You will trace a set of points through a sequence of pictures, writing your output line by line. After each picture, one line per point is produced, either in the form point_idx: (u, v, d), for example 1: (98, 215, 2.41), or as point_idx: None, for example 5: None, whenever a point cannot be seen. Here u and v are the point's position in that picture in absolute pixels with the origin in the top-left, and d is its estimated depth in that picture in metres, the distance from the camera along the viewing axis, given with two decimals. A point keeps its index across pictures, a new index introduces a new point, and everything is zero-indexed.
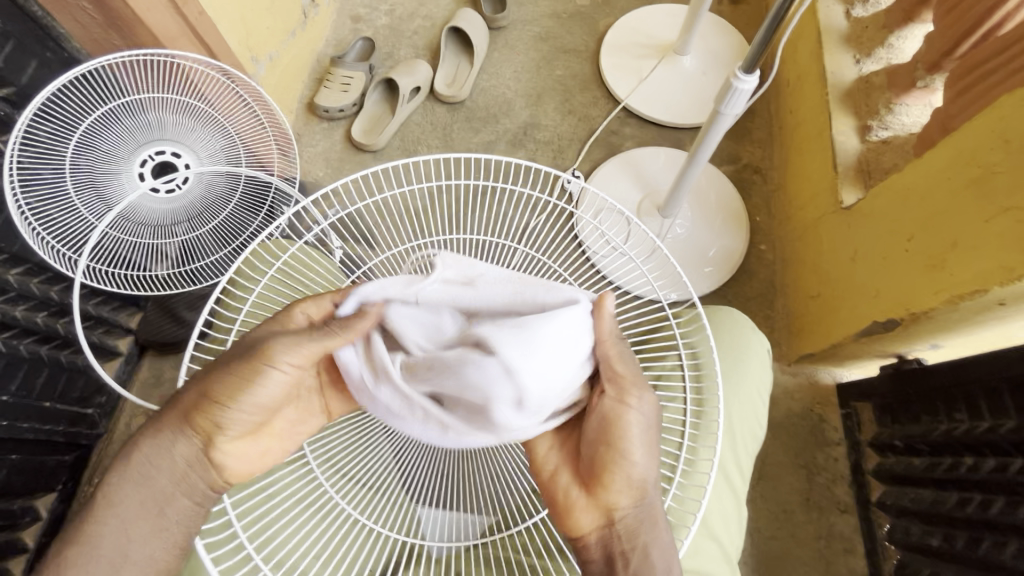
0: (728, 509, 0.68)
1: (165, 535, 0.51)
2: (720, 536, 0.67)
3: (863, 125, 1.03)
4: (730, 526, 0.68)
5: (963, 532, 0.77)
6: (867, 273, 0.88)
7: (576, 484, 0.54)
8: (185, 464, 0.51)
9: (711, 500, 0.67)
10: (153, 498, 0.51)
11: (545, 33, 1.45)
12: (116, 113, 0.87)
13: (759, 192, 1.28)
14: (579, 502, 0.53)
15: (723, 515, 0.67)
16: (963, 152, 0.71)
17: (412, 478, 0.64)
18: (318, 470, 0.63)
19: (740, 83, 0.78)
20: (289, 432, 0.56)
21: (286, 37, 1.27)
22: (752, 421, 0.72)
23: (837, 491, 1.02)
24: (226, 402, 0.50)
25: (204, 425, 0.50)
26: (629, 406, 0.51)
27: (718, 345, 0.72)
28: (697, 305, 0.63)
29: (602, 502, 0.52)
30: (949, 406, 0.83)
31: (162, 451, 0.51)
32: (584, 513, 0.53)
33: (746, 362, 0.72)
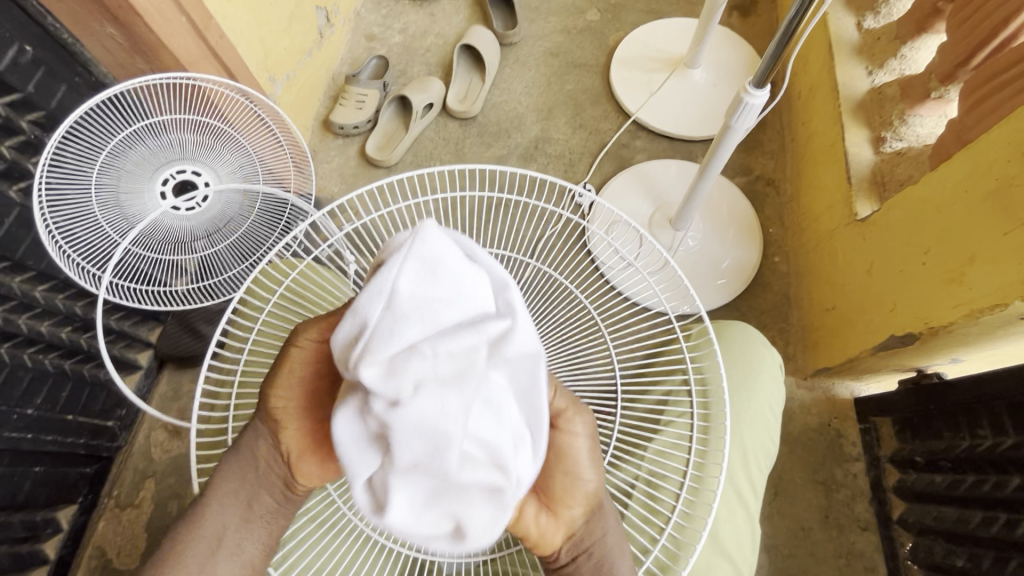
0: (742, 527, 0.67)
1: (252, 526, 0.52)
2: (734, 554, 0.66)
3: (876, 136, 1.02)
4: (744, 545, 0.67)
5: (989, 552, 0.75)
6: (884, 286, 0.87)
7: (541, 508, 0.48)
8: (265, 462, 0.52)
9: (723, 517, 0.66)
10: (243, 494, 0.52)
11: (555, 49, 1.47)
12: (140, 135, 0.91)
13: (772, 203, 1.27)
14: (546, 525, 0.48)
15: (735, 535, 0.66)
16: (980, 165, 0.70)
17: None
18: (329, 486, 0.63)
19: (751, 98, 0.78)
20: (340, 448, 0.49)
21: (303, 57, 1.30)
22: (765, 438, 0.71)
23: (857, 508, 1.00)
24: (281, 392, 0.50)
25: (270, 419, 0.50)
26: (575, 432, 0.49)
27: (728, 361, 0.72)
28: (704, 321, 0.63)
29: (566, 519, 0.49)
30: (971, 422, 0.81)
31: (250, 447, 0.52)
32: (555, 534, 0.49)
33: (757, 378, 0.72)
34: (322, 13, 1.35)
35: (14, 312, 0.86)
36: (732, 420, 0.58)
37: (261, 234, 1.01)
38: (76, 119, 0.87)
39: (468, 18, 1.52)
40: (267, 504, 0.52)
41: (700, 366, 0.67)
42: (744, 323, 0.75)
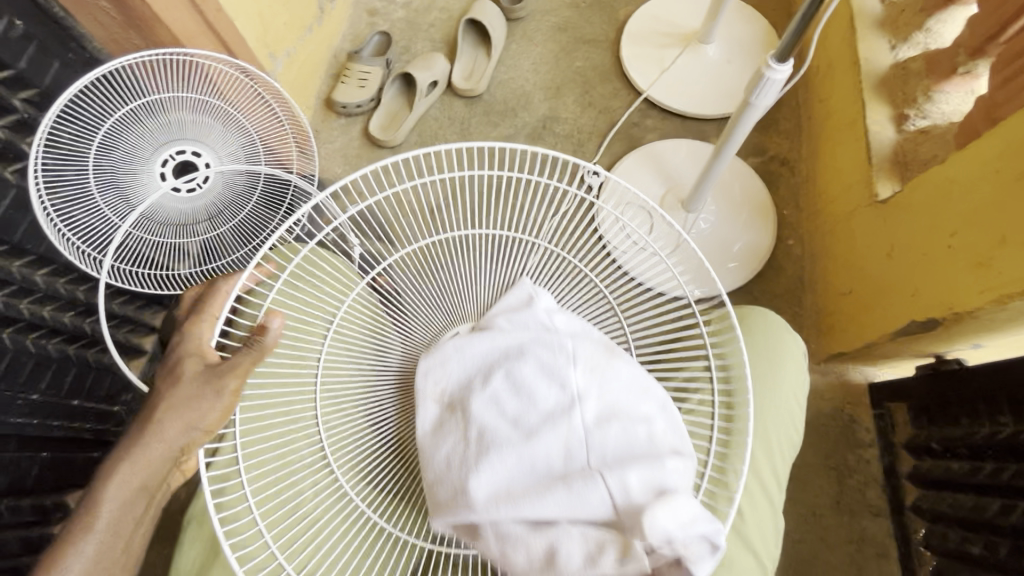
0: (763, 516, 0.66)
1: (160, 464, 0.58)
2: (753, 545, 0.64)
3: (899, 114, 0.99)
4: (766, 535, 0.65)
5: (1007, 539, 0.74)
6: (904, 270, 0.85)
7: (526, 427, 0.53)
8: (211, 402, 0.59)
9: (744, 506, 0.65)
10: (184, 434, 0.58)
11: (563, 24, 1.42)
12: (138, 114, 0.88)
13: (787, 185, 1.24)
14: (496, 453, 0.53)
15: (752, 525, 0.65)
16: (1013, 143, 0.67)
17: None
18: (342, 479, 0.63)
19: (773, 73, 0.75)
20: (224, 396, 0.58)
21: (303, 33, 1.26)
22: (788, 425, 0.69)
23: (870, 494, 0.99)
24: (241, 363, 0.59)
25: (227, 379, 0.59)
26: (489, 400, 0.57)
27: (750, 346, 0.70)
28: (729, 306, 0.61)
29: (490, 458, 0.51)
30: (992, 409, 0.79)
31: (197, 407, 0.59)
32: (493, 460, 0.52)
33: (779, 365, 0.70)
34: None
35: (14, 296, 0.85)
36: (753, 406, 0.57)
37: (263, 218, 0.98)
38: (71, 95, 0.84)
39: None
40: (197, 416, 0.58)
41: (723, 350, 0.65)
42: (767, 310, 0.73)
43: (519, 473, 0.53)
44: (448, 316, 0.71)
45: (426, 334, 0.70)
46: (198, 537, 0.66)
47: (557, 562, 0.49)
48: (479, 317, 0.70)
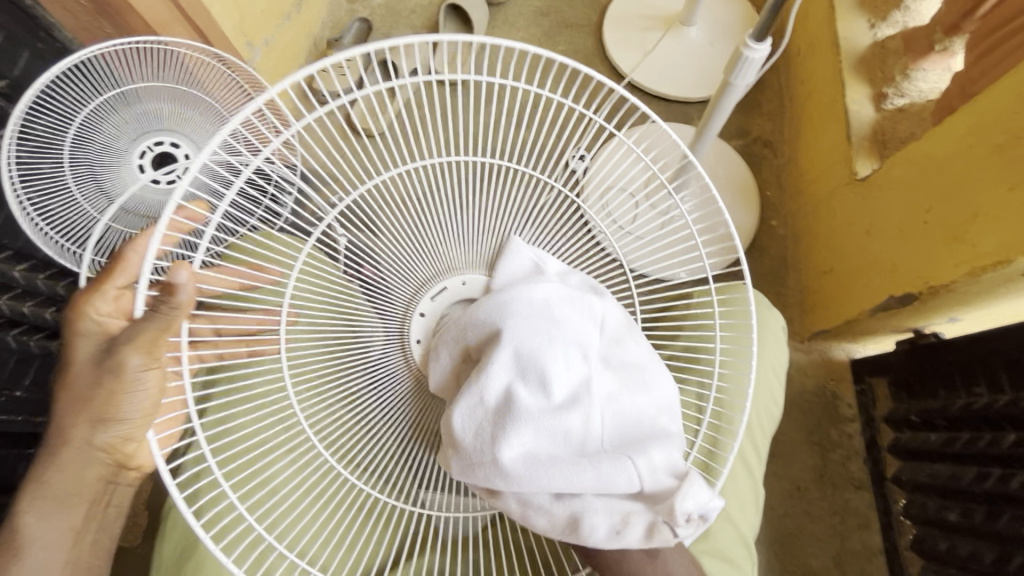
0: (748, 490, 0.68)
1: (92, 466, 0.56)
2: (738, 517, 0.66)
3: (878, 93, 1.00)
4: (749, 507, 0.67)
5: (982, 505, 0.77)
6: (883, 246, 0.86)
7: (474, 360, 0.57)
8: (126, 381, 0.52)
9: (729, 482, 0.67)
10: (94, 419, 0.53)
11: (545, 8, 1.41)
12: (113, 104, 0.87)
13: (770, 166, 1.25)
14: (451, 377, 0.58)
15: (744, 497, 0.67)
16: (986, 118, 0.68)
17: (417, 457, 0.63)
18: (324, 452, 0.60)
19: (751, 52, 0.75)
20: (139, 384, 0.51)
21: (281, 20, 1.24)
22: (770, 403, 0.71)
23: (852, 467, 1.01)
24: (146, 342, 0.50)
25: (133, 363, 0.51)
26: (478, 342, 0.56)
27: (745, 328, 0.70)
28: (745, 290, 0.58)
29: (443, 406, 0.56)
30: (968, 380, 0.81)
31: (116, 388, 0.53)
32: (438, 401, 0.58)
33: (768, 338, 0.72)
34: None
35: None
36: (753, 390, 0.57)
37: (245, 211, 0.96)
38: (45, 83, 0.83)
39: None
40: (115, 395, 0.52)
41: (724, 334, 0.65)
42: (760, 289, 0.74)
43: (556, 445, 0.49)
44: (438, 269, 0.67)
45: (410, 291, 0.66)
46: (179, 520, 0.66)
47: (579, 530, 0.49)
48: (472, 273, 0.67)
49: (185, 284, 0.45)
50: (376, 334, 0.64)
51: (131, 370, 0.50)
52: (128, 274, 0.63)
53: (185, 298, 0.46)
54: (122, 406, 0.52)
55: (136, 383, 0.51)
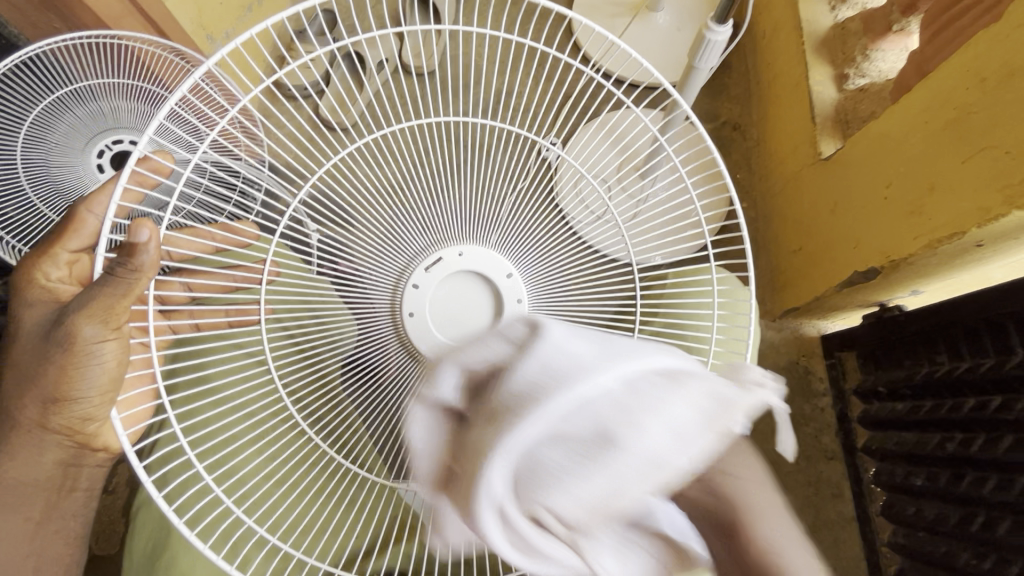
0: None
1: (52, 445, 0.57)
2: None
3: (840, 73, 1.02)
4: None
5: (946, 469, 0.80)
6: (847, 223, 0.88)
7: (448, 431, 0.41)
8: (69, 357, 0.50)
9: None
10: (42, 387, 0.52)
11: None
12: (66, 102, 0.84)
13: (739, 148, 1.27)
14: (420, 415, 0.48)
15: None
16: (941, 94, 0.70)
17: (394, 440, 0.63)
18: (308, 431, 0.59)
19: (714, 35, 0.76)
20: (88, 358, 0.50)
21: (242, 13, 1.20)
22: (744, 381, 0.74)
23: (825, 439, 1.05)
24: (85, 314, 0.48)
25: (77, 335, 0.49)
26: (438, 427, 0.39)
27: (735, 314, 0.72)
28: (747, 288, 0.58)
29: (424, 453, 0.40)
30: (930, 350, 0.84)
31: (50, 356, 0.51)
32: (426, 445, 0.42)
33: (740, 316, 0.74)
34: None
35: None
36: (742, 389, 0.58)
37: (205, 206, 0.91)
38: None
39: None
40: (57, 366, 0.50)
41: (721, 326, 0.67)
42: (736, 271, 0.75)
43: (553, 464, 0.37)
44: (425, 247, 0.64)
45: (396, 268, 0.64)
46: (146, 525, 0.65)
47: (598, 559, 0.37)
48: (468, 244, 0.64)
49: (146, 245, 0.44)
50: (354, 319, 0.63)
51: (85, 340, 0.49)
52: (76, 243, 0.62)
53: (145, 260, 0.45)
54: (78, 379, 0.50)
55: (91, 355, 0.49)
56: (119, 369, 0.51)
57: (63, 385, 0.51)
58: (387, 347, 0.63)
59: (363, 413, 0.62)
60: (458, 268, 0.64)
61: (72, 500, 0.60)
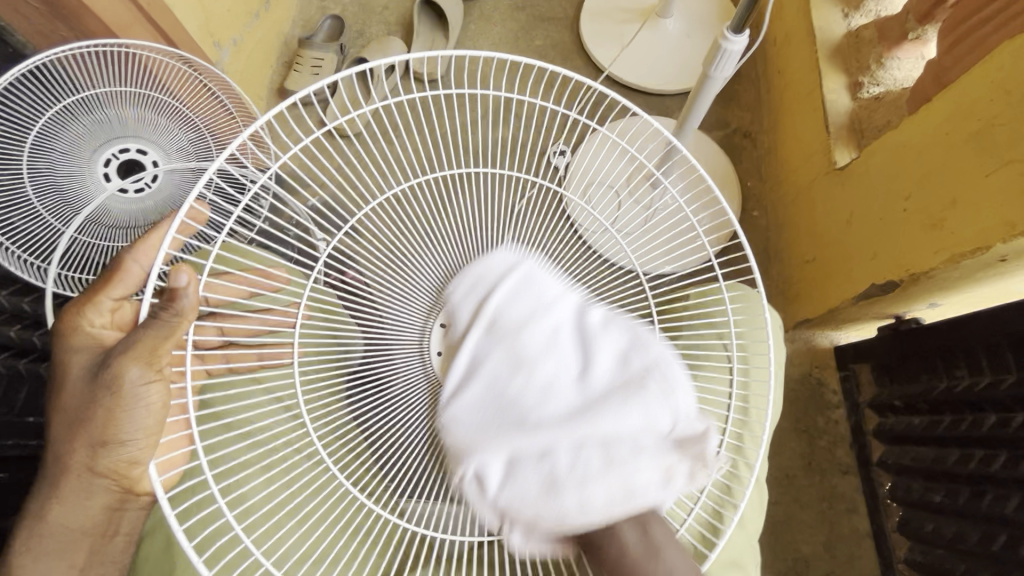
0: None
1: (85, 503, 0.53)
2: None
3: (853, 82, 1.01)
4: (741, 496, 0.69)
5: (966, 487, 0.78)
6: (863, 234, 0.87)
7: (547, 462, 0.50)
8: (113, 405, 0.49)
9: None
10: (90, 441, 0.51)
11: (522, 2, 1.40)
12: (73, 111, 0.83)
13: (749, 157, 1.26)
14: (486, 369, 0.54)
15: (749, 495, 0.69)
16: (962, 105, 0.69)
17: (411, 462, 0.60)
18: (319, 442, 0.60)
19: (729, 44, 0.74)
20: (134, 403, 0.49)
21: (249, 19, 1.19)
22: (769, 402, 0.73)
23: (838, 453, 1.03)
24: (128, 356, 0.48)
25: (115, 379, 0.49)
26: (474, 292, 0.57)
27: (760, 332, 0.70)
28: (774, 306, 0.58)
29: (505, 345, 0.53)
30: (948, 364, 0.83)
31: (90, 402, 0.50)
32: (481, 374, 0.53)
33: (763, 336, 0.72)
34: None
35: None
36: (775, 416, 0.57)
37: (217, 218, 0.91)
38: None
39: None
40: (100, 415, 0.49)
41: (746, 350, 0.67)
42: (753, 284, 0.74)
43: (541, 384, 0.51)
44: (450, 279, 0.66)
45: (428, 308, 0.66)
46: (152, 550, 0.63)
47: (582, 414, 0.49)
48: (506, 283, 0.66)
49: (186, 288, 0.47)
50: (360, 344, 0.65)
51: (131, 383, 0.49)
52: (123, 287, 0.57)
53: (187, 303, 0.47)
54: (124, 422, 0.50)
55: (136, 398, 0.50)
56: (165, 411, 0.51)
57: (107, 431, 0.50)
58: (409, 372, 0.63)
59: (381, 432, 0.61)
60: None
61: (111, 545, 0.56)
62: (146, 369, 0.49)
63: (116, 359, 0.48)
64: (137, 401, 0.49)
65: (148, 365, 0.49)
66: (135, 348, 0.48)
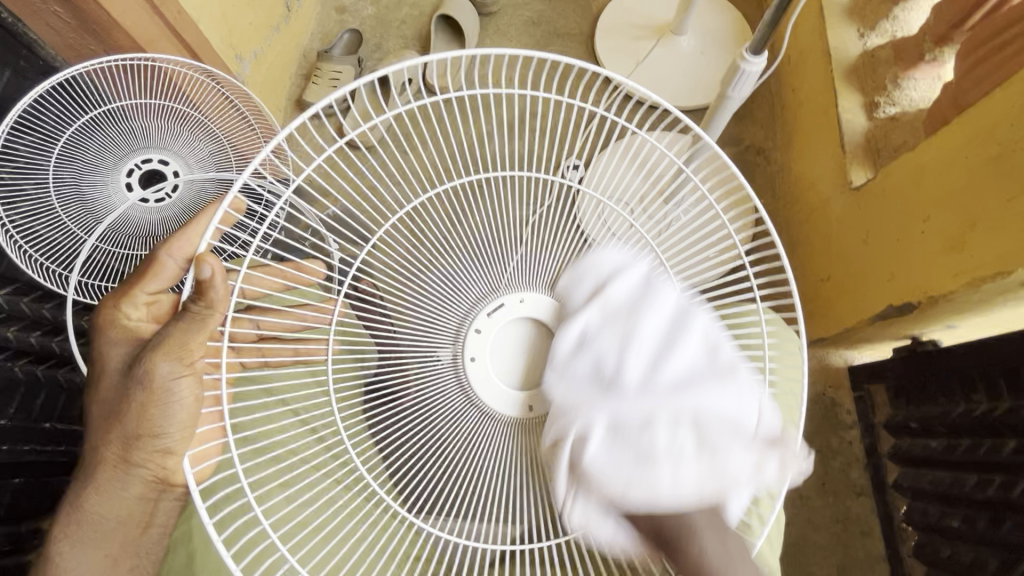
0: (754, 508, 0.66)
1: (112, 516, 0.54)
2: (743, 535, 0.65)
3: (869, 102, 1.01)
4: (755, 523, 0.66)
5: (985, 513, 0.77)
6: (880, 255, 0.86)
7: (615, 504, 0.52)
8: (147, 401, 0.50)
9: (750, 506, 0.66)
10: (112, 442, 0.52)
11: (537, 17, 1.41)
12: (98, 122, 0.85)
13: (763, 173, 1.26)
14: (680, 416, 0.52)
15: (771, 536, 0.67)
16: (981, 130, 0.69)
17: (445, 468, 0.61)
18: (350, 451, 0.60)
19: (748, 65, 0.75)
20: (166, 398, 0.51)
21: (270, 33, 1.21)
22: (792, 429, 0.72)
23: (852, 474, 1.02)
24: (163, 350, 0.50)
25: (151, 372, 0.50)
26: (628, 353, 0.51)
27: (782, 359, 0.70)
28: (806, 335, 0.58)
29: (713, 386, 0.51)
30: (966, 388, 0.82)
31: (121, 397, 0.52)
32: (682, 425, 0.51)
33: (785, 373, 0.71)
34: None
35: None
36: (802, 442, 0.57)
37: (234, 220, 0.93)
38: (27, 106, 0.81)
39: None
40: (131, 414, 0.51)
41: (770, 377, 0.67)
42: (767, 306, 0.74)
43: (729, 359, 0.52)
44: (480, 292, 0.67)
45: (468, 307, 0.66)
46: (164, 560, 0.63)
47: (671, 367, 0.49)
48: (529, 292, 0.66)
49: (211, 280, 0.48)
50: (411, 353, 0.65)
51: (162, 378, 0.50)
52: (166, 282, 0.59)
53: (218, 292, 0.49)
54: (160, 419, 0.51)
55: (168, 392, 0.51)
56: (197, 404, 0.52)
57: (141, 428, 0.51)
58: (444, 385, 0.64)
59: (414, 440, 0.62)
60: (523, 313, 0.66)
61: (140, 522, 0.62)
62: (183, 363, 0.50)
63: (150, 352, 0.50)
64: (171, 396, 0.51)
65: (186, 359, 0.50)
66: (170, 341, 0.50)
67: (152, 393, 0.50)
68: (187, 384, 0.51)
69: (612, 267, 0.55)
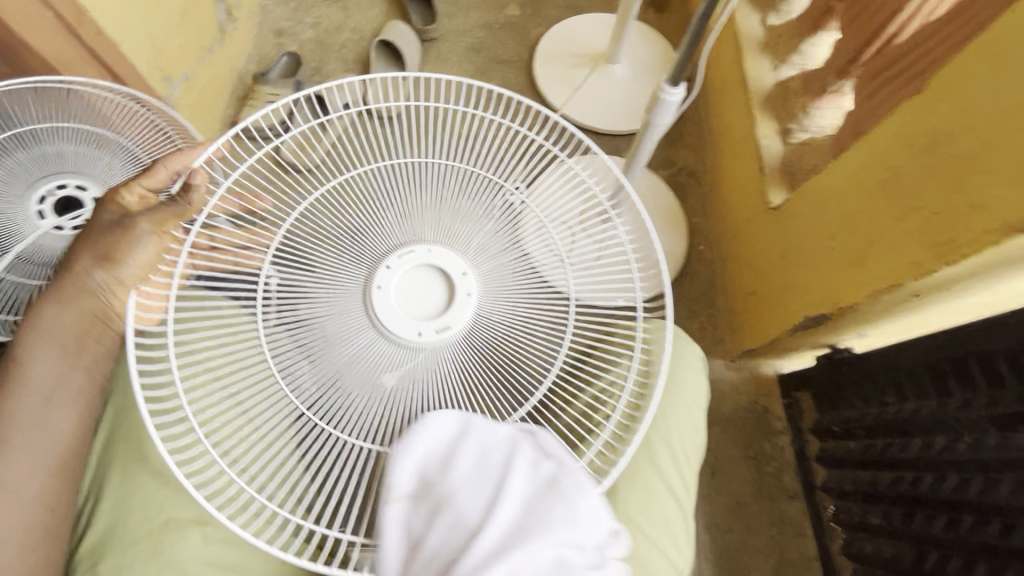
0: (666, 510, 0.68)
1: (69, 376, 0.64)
2: (663, 541, 0.67)
3: (784, 128, 1.09)
4: (670, 530, 0.68)
5: (899, 508, 0.83)
6: (797, 270, 0.92)
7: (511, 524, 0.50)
8: (103, 280, 0.64)
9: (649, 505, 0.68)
10: (75, 334, 0.64)
11: (477, 44, 1.46)
12: (9, 148, 0.79)
13: (695, 194, 1.32)
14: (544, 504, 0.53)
15: (649, 549, 0.66)
16: (873, 156, 0.76)
17: (331, 414, 0.61)
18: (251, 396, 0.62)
19: (668, 95, 0.80)
20: (136, 275, 0.64)
21: (202, 55, 1.19)
22: (690, 429, 0.72)
23: (785, 478, 1.07)
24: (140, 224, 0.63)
25: (113, 250, 0.63)
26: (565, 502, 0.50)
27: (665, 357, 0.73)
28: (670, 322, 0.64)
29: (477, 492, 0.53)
30: (879, 391, 0.89)
31: (79, 283, 0.64)
32: None
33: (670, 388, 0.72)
34: (223, 8, 1.25)
35: None
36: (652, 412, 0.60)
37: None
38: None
39: (385, 13, 1.45)
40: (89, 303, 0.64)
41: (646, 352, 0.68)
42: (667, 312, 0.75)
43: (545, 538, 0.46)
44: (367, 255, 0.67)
45: (381, 246, 0.67)
46: None
47: (459, 496, 0.49)
48: (438, 244, 0.67)
49: (199, 185, 0.64)
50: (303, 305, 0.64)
51: (138, 231, 0.63)
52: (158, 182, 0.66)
53: (196, 197, 0.64)
54: (126, 252, 0.63)
55: (137, 242, 0.63)
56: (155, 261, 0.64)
57: (110, 253, 0.63)
58: (320, 326, 0.63)
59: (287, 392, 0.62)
60: (432, 261, 0.66)
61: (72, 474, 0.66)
62: (150, 229, 0.63)
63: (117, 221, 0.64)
64: (137, 248, 0.63)
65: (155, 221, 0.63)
66: (149, 216, 0.63)
67: (112, 257, 0.63)
68: (152, 260, 0.64)
69: (469, 435, 0.53)
